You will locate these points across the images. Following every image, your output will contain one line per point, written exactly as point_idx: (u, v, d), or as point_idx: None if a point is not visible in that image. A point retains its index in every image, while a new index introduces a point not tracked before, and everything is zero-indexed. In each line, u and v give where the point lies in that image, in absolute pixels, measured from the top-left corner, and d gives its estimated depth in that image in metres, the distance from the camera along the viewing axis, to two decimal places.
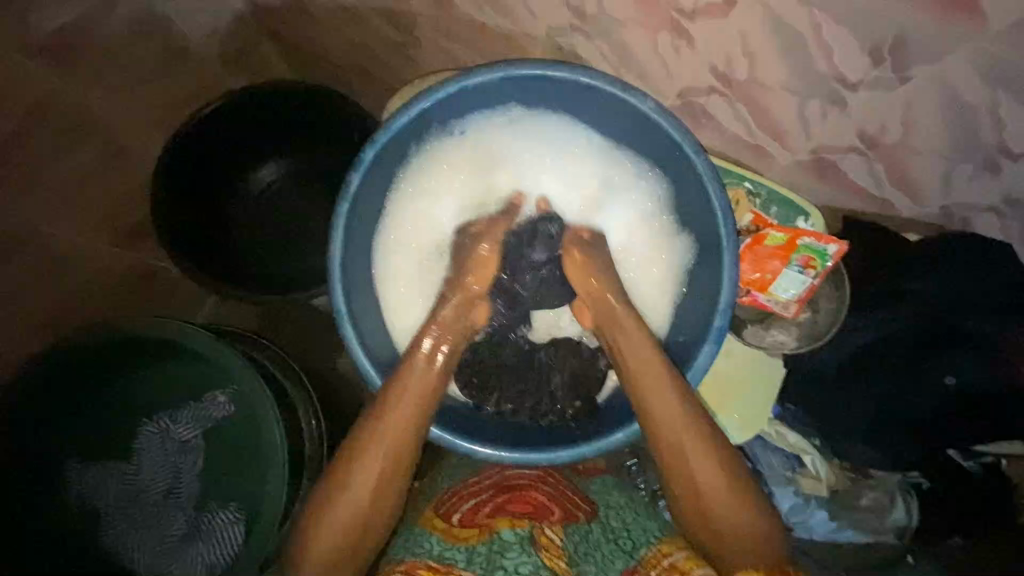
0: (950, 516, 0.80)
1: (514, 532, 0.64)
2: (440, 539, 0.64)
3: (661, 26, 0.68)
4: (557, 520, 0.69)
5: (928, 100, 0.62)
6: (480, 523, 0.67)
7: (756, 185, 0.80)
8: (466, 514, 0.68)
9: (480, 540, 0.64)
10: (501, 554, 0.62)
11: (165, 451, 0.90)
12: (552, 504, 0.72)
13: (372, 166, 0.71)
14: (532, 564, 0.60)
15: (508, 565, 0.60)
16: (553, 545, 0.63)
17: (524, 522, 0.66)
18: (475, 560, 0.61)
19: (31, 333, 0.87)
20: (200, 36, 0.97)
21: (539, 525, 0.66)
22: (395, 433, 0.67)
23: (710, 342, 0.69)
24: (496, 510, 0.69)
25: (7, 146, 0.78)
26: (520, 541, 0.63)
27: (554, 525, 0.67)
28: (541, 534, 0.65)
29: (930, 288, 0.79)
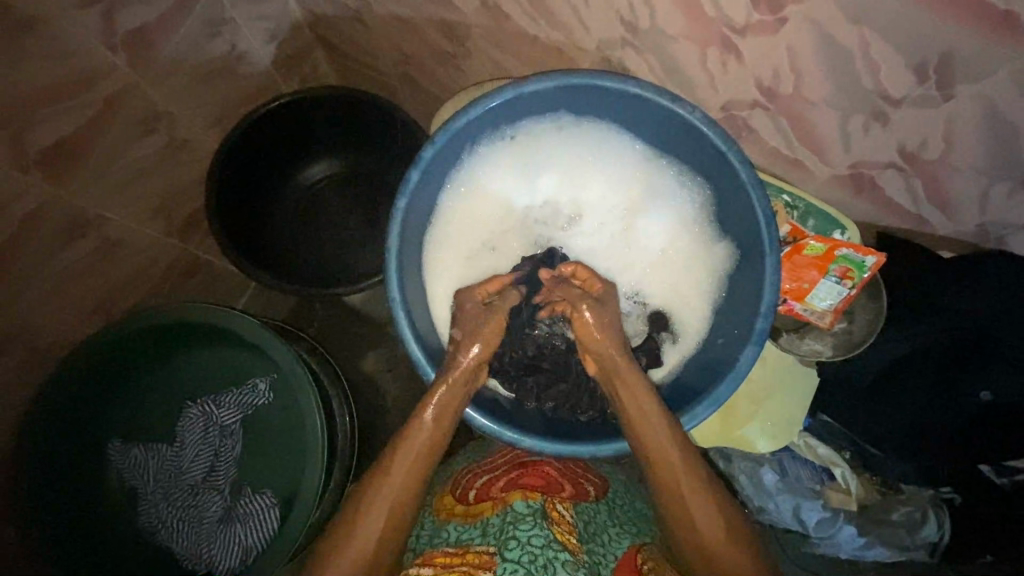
0: (983, 533, 0.82)
1: (527, 503, 0.68)
2: (458, 524, 0.70)
3: (710, 41, 0.69)
4: (567, 496, 0.74)
5: (971, 119, 0.63)
6: (495, 497, 0.72)
7: (794, 198, 0.81)
8: (482, 491, 0.74)
9: (496, 511, 0.69)
10: (514, 526, 0.65)
11: (206, 433, 0.94)
12: (563, 481, 0.77)
13: (430, 164, 0.74)
14: (543, 537, 0.63)
15: (520, 536, 0.63)
16: (563, 520, 0.67)
17: (537, 495, 0.70)
18: (489, 533, 0.66)
19: (90, 314, 0.93)
20: (260, 40, 1.02)
21: (550, 499, 0.71)
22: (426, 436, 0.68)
23: (750, 346, 0.70)
24: (508, 485, 0.73)
25: (81, 139, 0.82)
26: (533, 514, 0.66)
27: (564, 501, 0.72)
28: (552, 507, 0.69)
29: (964, 303, 0.78)
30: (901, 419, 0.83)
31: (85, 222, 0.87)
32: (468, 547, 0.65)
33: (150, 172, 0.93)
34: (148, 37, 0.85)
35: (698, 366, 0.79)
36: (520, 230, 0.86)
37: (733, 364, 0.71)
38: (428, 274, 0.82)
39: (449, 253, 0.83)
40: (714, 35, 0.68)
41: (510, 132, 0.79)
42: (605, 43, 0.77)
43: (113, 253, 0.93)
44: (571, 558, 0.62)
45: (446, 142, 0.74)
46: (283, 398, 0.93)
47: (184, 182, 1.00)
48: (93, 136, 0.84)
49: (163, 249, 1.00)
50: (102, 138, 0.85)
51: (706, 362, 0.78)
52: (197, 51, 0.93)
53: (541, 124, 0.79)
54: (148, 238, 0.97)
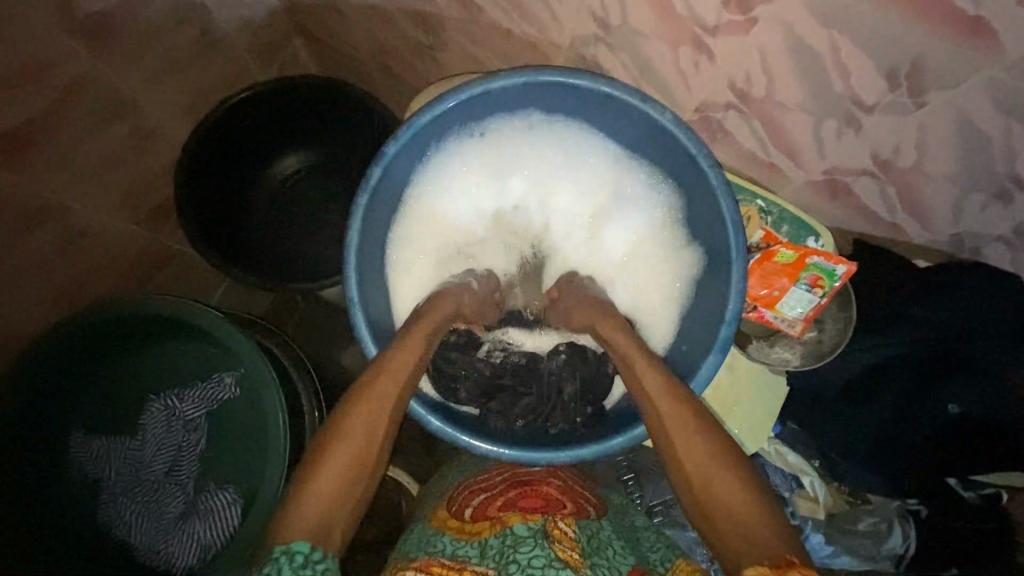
0: (950, 545, 0.81)
1: (526, 525, 0.64)
2: (452, 538, 0.65)
3: (682, 41, 0.67)
4: (568, 513, 0.69)
5: (944, 128, 0.61)
6: (491, 518, 0.68)
7: (768, 203, 0.79)
8: (477, 509, 0.70)
9: (492, 533, 0.65)
10: (514, 548, 0.61)
11: (169, 428, 0.93)
12: (564, 497, 0.72)
13: (394, 161, 0.72)
14: (544, 557, 0.60)
15: (521, 558, 0.60)
16: (565, 537, 0.64)
17: (537, 515, 0.67)
18: (487, 554, 0.62)
19: (50, 304, 0.91)
20: (233, 27, 0.99)
21: (551, 518, 0.67)
22: (387, 386, 0.65)
23: (714, 353, 0.69)
24: (508, 504, 0.69)
25: (40, 124, 0.80)
26: (533, 534, 0.63)
27: (566, 517, 0.68)
28: (553, 525, 0.65)
29: (940, 314, 0.77)
30: (874, 429, 0.81)
31: (46, 210, 0.85)
32: (465, 564, 0.61)
33: (116, 159, 0.91)
34: (113, 22, 0.83)
35: None
36: (490, 229, 0.85)
37: (698, 372, 0.70)
38: (393, 273, 0.80)
39: (416, 252, 0.82)
40: (686, 34, 0.66)
41: (479, 129, 0.78)
42: (578, 39, 0.76)
43: (77, 242, 0.91)
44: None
45: (412, 138, 0.72)
46: (247, 394, 0.91)
47: (152, 171, 0.97)
48: (54, 121, 0.81)
49: (131, 238, 0.98)
50: (63, 124, 0.83)
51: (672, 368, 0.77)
52: (165, 37, 0.91)
53: (511, 121, 0.78)
54: (114, 228, 0.95)
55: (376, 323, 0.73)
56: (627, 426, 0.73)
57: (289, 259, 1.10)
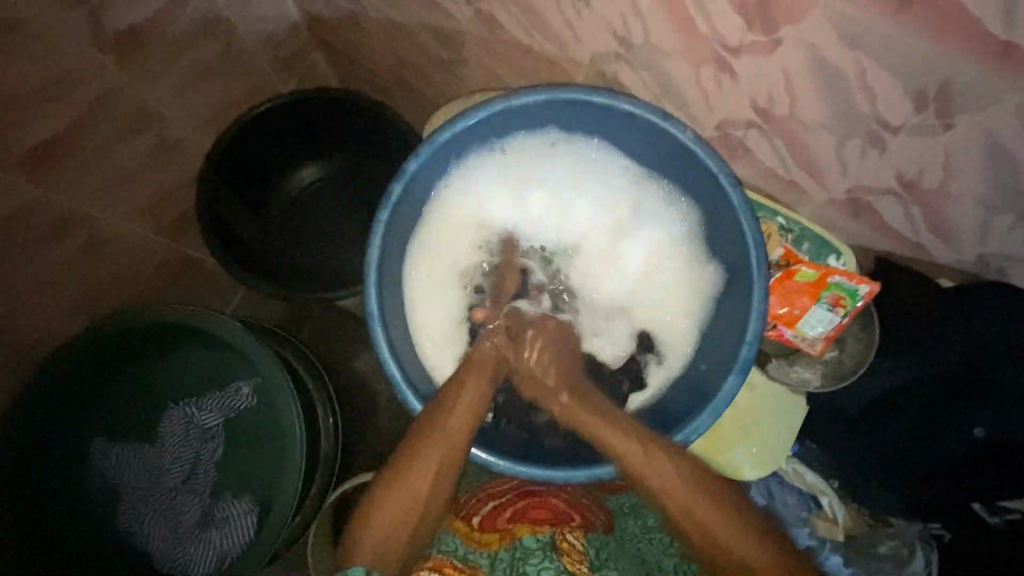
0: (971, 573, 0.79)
1: (536, 539, 0.69)
2: (464, 541, 0.69)
3: (704, 60, 0.67)
4: (577, 526, 0.72)
5: (970, 149, 0.61)
6: (501, 527, 0.71)
7: (789, 221, 0.79)
8: (488, 516, 0.72)
9: (502, 545, 0.69)
10: (523, 560, 0.68)
11: (189, 436, 0.93)
12: (571, 509, 0.74)
13: (414, 177, 0.73)
14: (555, 569, 0.66)
15: (531, 570, 0.67)
16: (574, 550, 0.69)
17: (545, 528, 0.71)
18: (498, 566, 0.67)
19: (74, 313, 0.93)
20: (256, 41, 1.01)
21: (560, 530, 0.71)
22: (451, 439, 0.68)
23: (733, 373, 0.69)
24: (516, 515, 0.72)
25: (70, 136, 0.82)
26: (542, 547, 0.69)
27: (574, 531, 0.71)
28: (562, 539, 0.70)
29: (968, 335, 0.76)
30: (898, 448, 0.80)
31: (72, 220, 0.86)
32: (474, 570, 0.66)
33: (142, 171, 0.93)
34: (140, 37, 0.85)
35: (680, 388, 0.77)
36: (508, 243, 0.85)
37: (717, 391, 0.70)
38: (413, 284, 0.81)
39: (434, 263, 0.82)
40: (707, 53, 0.66)
41: (499, 145, 0.78)
42: (598, 56, 0.76)
43: (102, 251, 0.92)
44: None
45: (432, 154, 0.73)
46: (265, 404, 0.92)
47: (175, 182, 0.99)
48: (83, 135, 0.83)
49: (155, 248, 1.00)
50: (91, 137, 0.85)
51: (690, 386, 0.76)
52: (190, 51, 0.92)
53: (531, 138, 0.78)
54: (137, 237, 0.97)
55: (395, 336, 0.74)
56: None
57: (306, 268, 1.11)
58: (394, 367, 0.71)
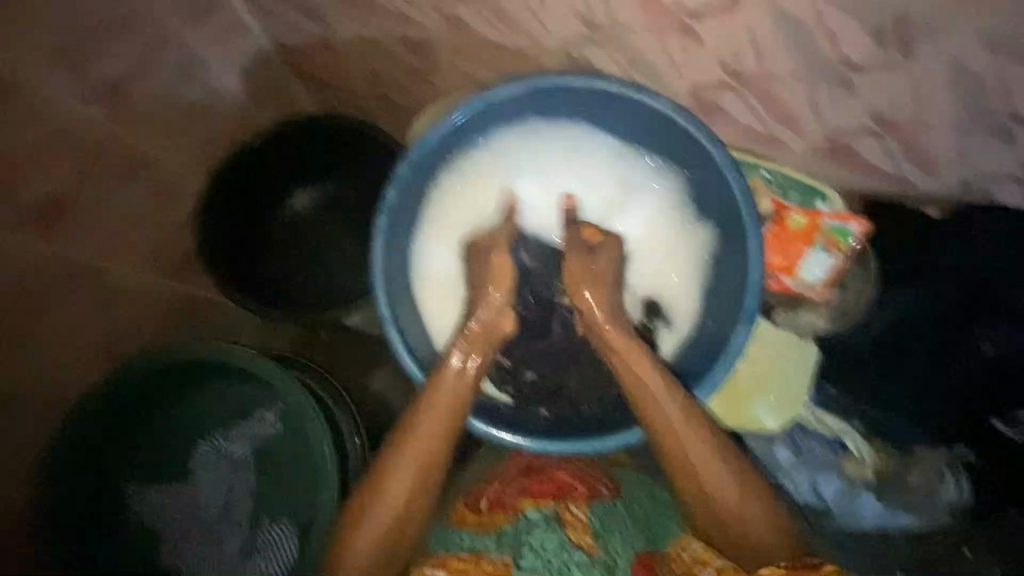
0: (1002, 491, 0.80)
1: (540, 512, 0.71)
2: (472, 532, 0.71)
3: (668, 29, 0.70)
4: (580, 497, 0.74)
5: (933, 74, 0.63)
6: (506, 505, 0.73)
7: (772, 173, 0.81)
8: (492, 497, 0.74)
9: (507, 521, 0.71)
10: (527, 532, 0.70)
11: (219, 469, 0.95)
12: (574, 480, 0.76)
13: (406, 181, 0.75)
14: (556, 541, 0.68)
15: (534, 540, 0.68)
16: (577, 521, 0.71)
17: (548, 502, 0.73)
18: (503, 542, 0.69)
19: (90, 364, 0.94)
20: (232, 78, 1.04)
21: (563, 503, 0.73)
22: (430, 436, 0.69)
23: (743, 324, 0.70)
24: (519, 492, 0.74)
25: (67, 190, 0.84)
26: (545, 519, 0.71)
27: (578, 500, 0.73)
28: (565, 510, 0.72)
29: (958, 259, 0.79)
30: (914, 377, 0.82)
31: (79, 272, 0.88)
32: (483, 555, 0.68)
33: (139, 217, 0.95)
34: (122, 86, 0.87)
35: (693, 346, 0.78)
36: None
37: (729, 344, 0.71)
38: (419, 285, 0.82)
39: (434, 262, 0.84)
40: (671, 21, 0.68)
41: (484, 141, 0.80)
42: (566, 41, 0.78)
43: (110, 299, 0.94)
44: (587, 557, 0.67)
45: (420, 156, 0.75)
46: (292, 426, 0.94)
47: (172, 224, 1.01)
48: (80, 188, 0.85)
49: (160, 291, 1.02)
50: (86, 189, 0.86)
51: (701, 343, 0.77)
52: (171, 94, 0.95)
53: (513, 130, 0.80)
54: (140, 282, 0.98)
55: (408, 337, 0.75)
56: None
57: (311, 292, 1.12)
58: (412, 368, 0.72)
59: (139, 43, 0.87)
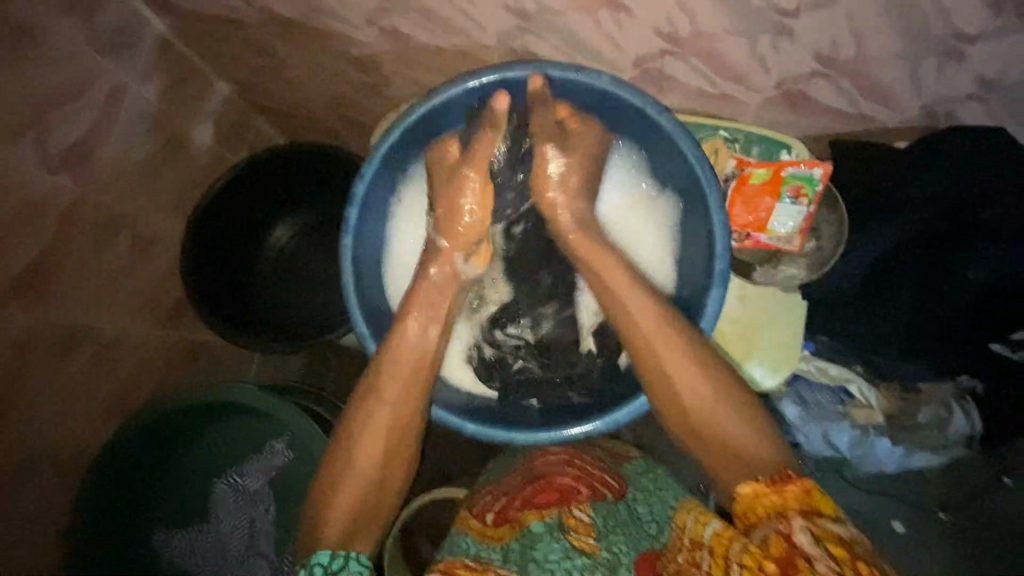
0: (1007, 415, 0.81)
1: (544, 524, 0.74)
2: (474, 539, 0.77)
3: (599, 6, 0.69)
4: (584, 499, 0.78)
5: (868, 8, 0.62)
6: (512, 519, 0.78)
7: (731, 131, 0.80)
8: (498, 512, 0.80)
9: (514, 533, 0.76)
10: (532, 546, 0.72)
11: (240, 504, 0.98)
12: (579, 483, 0.81)
13: (366, 199, 0.75)
14: (561, 549, 0.70)
15: (539, 553, 0.71)
16: (580, 524, 0.74)
17: (552, 511, 0.76)
18: (510, 556, 0.72)
19: (101, 422, 0.97)
20: (195, 123, 1.06)
21: (567, 509, 0.77)
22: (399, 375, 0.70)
23: (717, 286, 0.70)
24: (523, 504, 0.79)
25: (51, 258, 0.86)
26: (549, 530, 0.73)
27: (582, 504, 0.78)
28: (568, 518, 0.75)
29: (933, 187, 0.78)
30: (909, 309, 0.80)
31: (75, 335, 0.90)
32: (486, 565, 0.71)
33: (126, 273, 0.98)
34: (87, 149, 0.89)
35: None
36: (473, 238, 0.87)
37: (705, 307, 0.70)
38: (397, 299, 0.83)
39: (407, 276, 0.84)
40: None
41: (438, 149, 0.82)
42: (504, 34, 0.78)
43: (108, 356, 0.96)
44: (588, 560, 0.69)
45: (376, 172, 0.75)
46: (301, 454, 0.95)
47: (160, 275, 1.04)
48: (63, 253, 0.87)
49: (159, 340, 1.05)
50: (69, 254, 0.88)
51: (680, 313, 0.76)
52: (137, 149, 0.97)
53: None
54: (135, 335, 1.00)
55: None
56: None
57: (307, 319, 1.15)
58: None
59: (95, 104, 0.89)
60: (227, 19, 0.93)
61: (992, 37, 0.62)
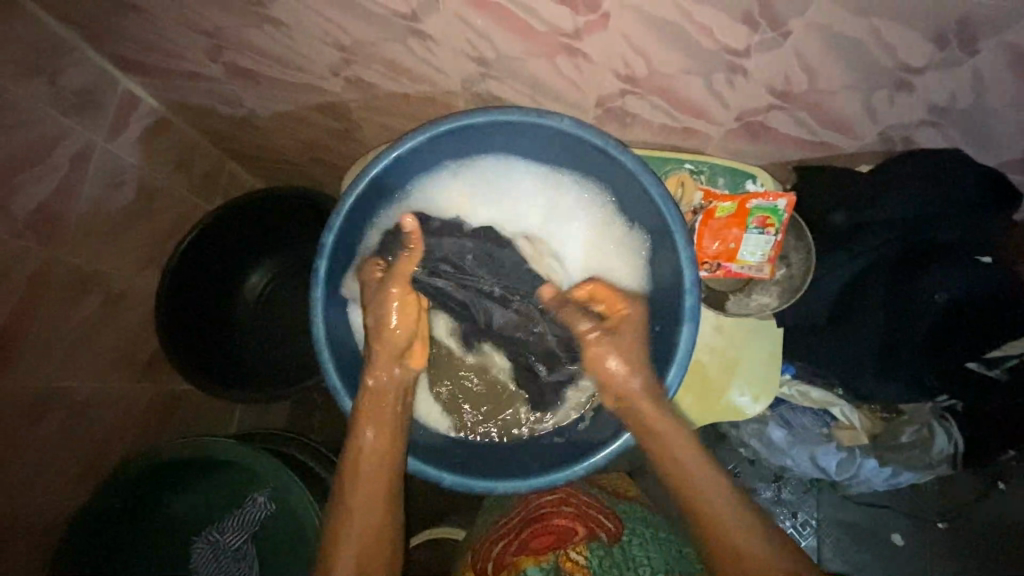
0: (983, 431, 0.84)
1: (540, 568, 0.78)
2: None
3: (556, 53, 0.70)
4: (580, 539, 0.82)
5: (815, 46, 0.63)
6: (508, 564, 0.80)
7: (696, 164, 0.81)
8: (495, 560, 0.81)
9: None
10: None
11: (220, 562, 0.94)
12: (576, 523, 0.84)
13: (336, 249, 0.75)
14: None
15: None
16: (577, 566, 0.78)
17: (547, 555, 0.80)
18: None
19: (79, 482, 0.95)
20: (166, 174, 1.06)
21: (565, 550, 0.80)
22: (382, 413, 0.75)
23: (688, 324, 0.70)
24: (519, 548, 0.81)
25: (20, 324, 0.84)
26: (547, 574, 0.77)
27: (578, 545, 0.81)
28: (565, 559, 0.79)
29: (902, 210, 0.77)
30: (885, 331, 0.80)
31: (45, 399, 0.88)
32: None
33: (98, 329, 0.96)
34: (55, 211, 0.88)
35: (650, 355, 0.77)
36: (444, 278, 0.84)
37: (677, 346, 0.71)
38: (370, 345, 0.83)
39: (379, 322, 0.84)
40: (556, 46, 0.69)
41: (406, 190, 0.81)
42: (466, 81, 0.79)
43: (83, 415, 0.94)
44: None
45: (345, 223, 0.75)
46: (283, 507, 0.92)
47: (133, 328, 1.03)
48: (32, 317, 0.85)
49: (135, 394, 1.04)
50: (38, 318, 0.86)
51: (653, 352, 0.77)
52: (107, 205, 0.96)
53: (434, 175, 0.81)
54: (110, 391, 0.99)
55: (365, 401, 0.76)
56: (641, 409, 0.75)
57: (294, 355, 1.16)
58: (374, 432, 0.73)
59: (60, 166, 0.88)
60: (195, 75, 0.93)
61: (939, 68, 0.64)
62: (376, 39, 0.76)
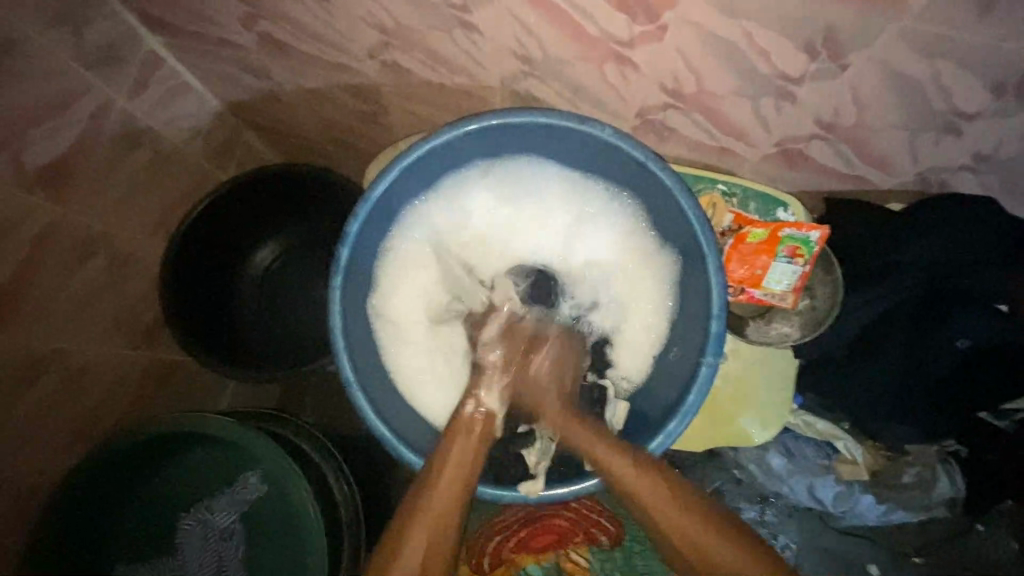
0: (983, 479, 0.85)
1: (541, 567, 0.87)
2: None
3: (605, 59, 0.69)
4: (580, 542, 0.88)
5: (871, 81, 0.62)
6: (506, 559, 0.88)
7: (730, 185, 0.80)
8: (493, 555, 0.87)
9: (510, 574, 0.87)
10: None
11: (207, 542, 0.92)
12: (576, 527, 0.89)
13: (358, 238, 0.74)
14: None
15: None
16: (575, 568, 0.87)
17: (547, 555, 0.88)
18: None
19: (71, 446, 0.93)
20: (184, 139, 1.03)
21: (563, 552, 0.88)
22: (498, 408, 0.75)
23: (710, 353, 0.70)
24: (518, 545, 0.88)
25: (24, 282, 0.81)
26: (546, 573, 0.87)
27: (578, 546, 0.88)
28: (565, 560, 0.87)
29: (932, 255, 0.77)
30: (907, 367, 0.80)
31: (44, 358, 0.86)
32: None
33: (103, 292, 0.94)
34: (69, 167, 0.85)
35: (664, 377, 0.77)
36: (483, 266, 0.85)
37: (697, 373, 0.71)
38: (414, 317, 0.83)
39: (429, 299, 0.83)
40: (607, 52, 0.68)
41: (433, 184, 0.79)
42: (508, 78, 0.77)
43: (79, 379, 0.92)
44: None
45: (370, 213, 0.74)
46: (275, 490, 0.90)
47: (137, 293, 1.00)
48: (39, 274, 0.83)
49: (133, 362, 1.01)
50: (43, 277, 0.84)
51: (671, 372, 0.76)
52: (121, 166, 0.94)
53: (462, 172, 0.79)
54: (108, 357, 0.97)
55: (376, 396, 0.75)
56: (662, 424, 0.73)
57: (292, 332, 1.13)
58: (382, 431, 0.72)
59: (79, 121, 0.86)
60: (224, 41, 0.91)
61: (992, 116, 0.63)
62: (421, 26, 0.74)
